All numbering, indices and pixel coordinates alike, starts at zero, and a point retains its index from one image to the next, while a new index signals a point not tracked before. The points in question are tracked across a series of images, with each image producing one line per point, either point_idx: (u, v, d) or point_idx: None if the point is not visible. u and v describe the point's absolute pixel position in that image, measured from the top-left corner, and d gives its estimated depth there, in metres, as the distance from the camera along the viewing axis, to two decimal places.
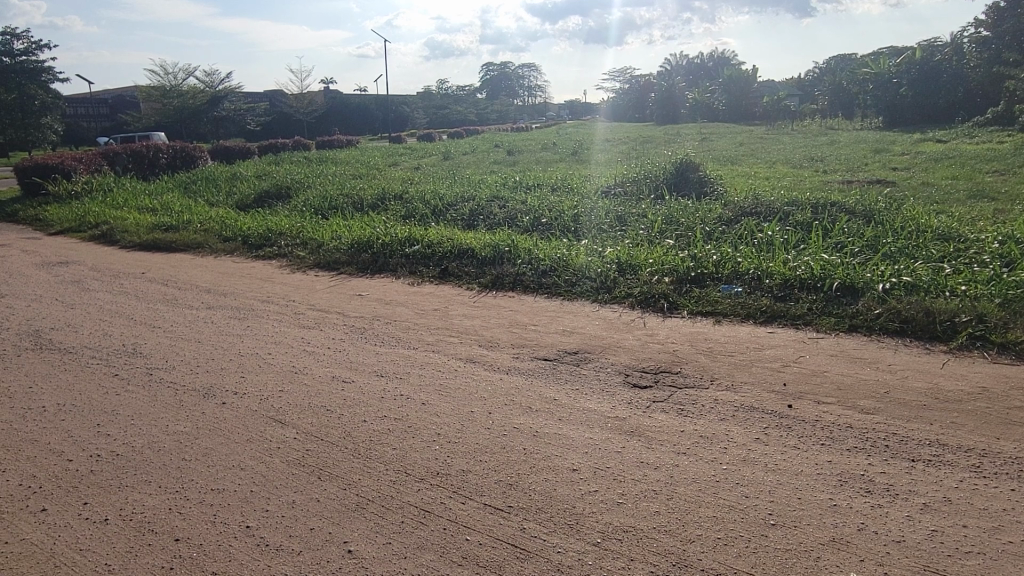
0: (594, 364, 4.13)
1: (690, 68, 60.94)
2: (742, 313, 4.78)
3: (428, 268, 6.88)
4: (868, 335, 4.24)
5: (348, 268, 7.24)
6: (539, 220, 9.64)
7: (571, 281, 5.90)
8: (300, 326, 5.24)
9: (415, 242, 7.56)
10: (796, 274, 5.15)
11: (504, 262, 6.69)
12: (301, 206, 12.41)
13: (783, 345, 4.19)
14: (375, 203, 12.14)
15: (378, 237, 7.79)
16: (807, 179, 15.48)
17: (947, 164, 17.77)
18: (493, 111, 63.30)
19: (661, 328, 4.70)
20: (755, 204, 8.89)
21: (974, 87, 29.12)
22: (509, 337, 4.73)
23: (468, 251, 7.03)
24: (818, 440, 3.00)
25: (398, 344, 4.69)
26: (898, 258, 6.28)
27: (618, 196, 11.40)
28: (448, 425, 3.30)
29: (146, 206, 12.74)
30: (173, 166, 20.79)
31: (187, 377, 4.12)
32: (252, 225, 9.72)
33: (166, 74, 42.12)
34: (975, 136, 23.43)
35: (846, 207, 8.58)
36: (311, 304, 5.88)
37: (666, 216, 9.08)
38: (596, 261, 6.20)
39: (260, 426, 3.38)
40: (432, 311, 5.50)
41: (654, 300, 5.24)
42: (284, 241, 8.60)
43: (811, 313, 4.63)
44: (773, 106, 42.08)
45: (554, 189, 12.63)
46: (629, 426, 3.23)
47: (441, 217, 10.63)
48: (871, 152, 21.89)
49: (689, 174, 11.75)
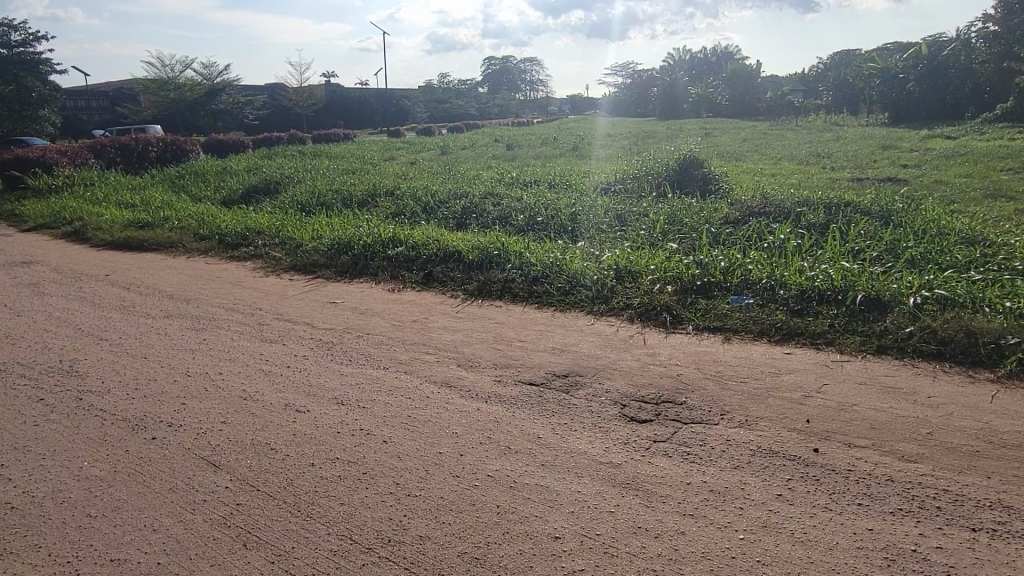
0: (586, 391, 3.60)
1: (694, 62, 60.19)
2: (754, 329, 4.26)
3: (411, 272, 6.36)
4: (902, 358, 3.72)
5: (325, 272, 6.71)
6: (534, 218, 9.13)
7: (565, 289, 5.38)
8: (260, 338, 4.71)
9: (398, 243, 7.04)
10: (814, 285, 4.63)
11: (493, 266, 6.16)
12: (287, 203, 11.91)
13: (804, 370, 3.66)
14: (364, 200, 11.63)
15: (359, 237, 7.26)
16: (815, 176, 14.93)
17: (959, 161, 17.20)
18: (494, 105, 62.77)
19: (663, 347, 4.16)
20: (764, 204, 8.38)
21: (983, 83, 28.46)
22: (492, 355, 4.20)
23: (455, 254, 6.50)
24: (854, 499, 2.48)
25: (367, 362, 4.16)
26: (921, 264, 5.77)
27: (619, 193, 10.88)
28: (410, 472, 2.78)
29: (126, 201, 12.23)
30: (165, 159, 20.20)
31: (119, 403, 3.59)
32: (232, 222, 9.21)
33: (163, 67, 41.57)
34: (985, 133, 22.84)
35: (860, 206, 8.06)
36: (278, 312, 5.35)
37: (668, 216, 8.57)
38: (593, 266, 5.68)
39: (188, 471, 2.86)
40: (409, 322, 4.97)
41: (655, 313, 4.72)
42: (262, 241, 8.08)
43: (832, 330, 4.11)
44: (777, 101, 41.47)
45: (552, 186, 12.10)
46: (625, 475, 2.71)
47: (433, 216, 10.12)
48: (879, 149, 21.36)
49: (693, 171, 11.22)
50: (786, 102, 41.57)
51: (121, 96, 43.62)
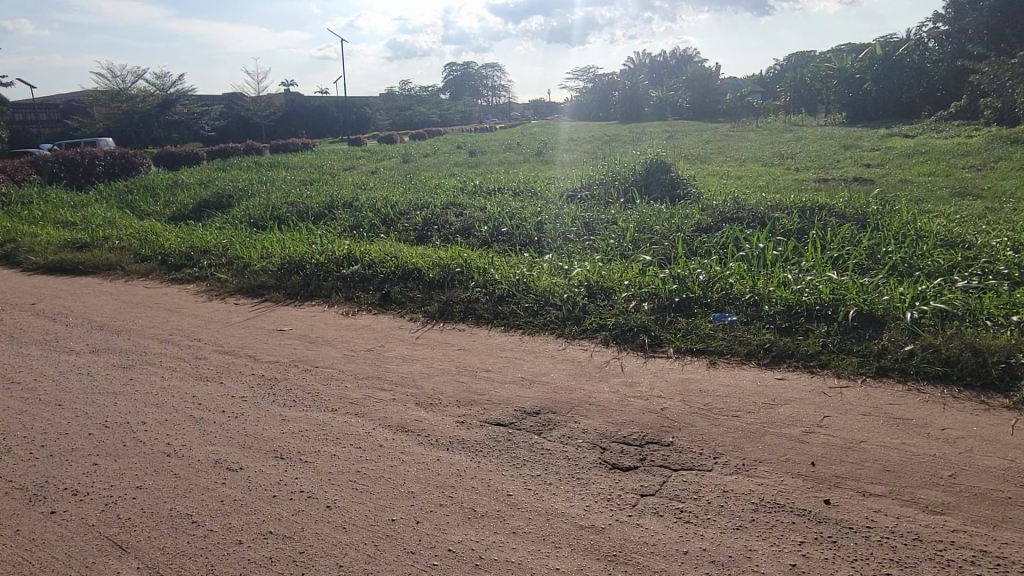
0: (560, 432, 3.19)
1: (654, 65, 60.44)
2: (741, 351, 3.90)
3: (368, 292, 5.91)
4: (905, 383, 3.38)
5: (274, 294, 6.22)
6: (499, 229, 8.74)
7: (532, 309, 4.98)
8: (195, 375, 4.21)
9: (354, 260, 6.58)
10: (801, 300, 4.30)
11: (456, 285, 5.74)
12: (239, 217, 11.35)
13: (800, 399, 3.30)
14: (321, 213, 11.12)
15: (311, 255, 6.78)
16: (781, 178, 14.80)
17: (922, 159, 17.21)
18: (456, 111, 62.34)
19: (643, 375, 3.78)
20: (736, 208, 8.08)
21: (936, 82, 28.81)
22: (454, 390, 3.77)
23: (414, 271, 6.07)
24: (881, 568, 2.11)
25: (314, 402, 3.70)
26: (906, 272, 5.51)
27: (586, 199, 10.55)
28: (356, 549, 2.34)
29: (66, 219, 11.54)
30: (114, 173, 19.33)
31: (19, 466, 3.07)
32: (176, 241, 8.65)
33: (114, 78, 40.38)
34: (942, 131, 23.04)
35: (835, 209, 7.80)
36: (217, 343, 4.85)
37: (638, 223, 8.25)
38: (563, 282, 5.29)
39: (88, 556, 2.38)
40: (363, 351, 4.52)
41: (632, 335, 4.34)
42: (207, 261, 7.54)
43: (825, 351, 3.77)
44: (737, 103, 41.75)
45: (516, 194, 11.72)
46: (610, 544, 2.30)
47: (393, 229, 9.67)
48: (840, 148, 21.41)
49: (661, 175, 10.92)
50: (746, 103, 41.84)
51: (69, 109, 42.27)
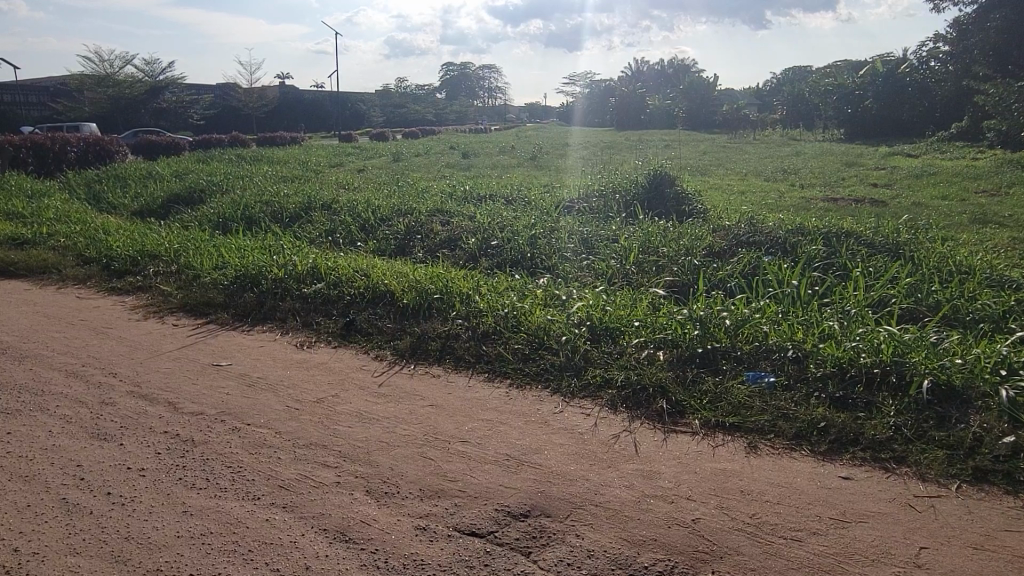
0: (558, 553, 2.33)
1: (652, 74, 59.67)
2: (788, 431, 3.05)
3: (329, 319, 5.03)
4: (1018, 496, 2.56)
5: (220, 314, 5.32)
6: (488, 242, 7.90)
7: (523, 353, 4.11)
8: (91, 431, 3.31)
9: (318, 277, 5.70)
10: (858, 361, 3.46)
11: (434, 314, 4.86)
12: (207, 216, 10.43)
13: (881, 517, 2.45)
14: (296, 215, 10.24)
15: (269, 268, 5.88)
16: (787, 195, 14.04)
17: (931, 181, 16.51)
18: (451, 111, 61.50)
19: (665, 459, 2.92)
20: (751, 231, 7.28)
21: (937, 102, 28.17)
22: (418, 472, 2.89)
23: (387, 295, 5.21)
24: None
25: (232, 484, 2.80)
26: (962, 321, 4.68)
27: (583, 212, 9.74)
28: None
29: (16, 210, 10.57)
30: (86, 161, 18.29)
31: None
32: (126, 242, 7.74)
33: (100, 62, 39.28)
34: (945, 152, 22.37)
35: (862, 237, 7.00)
36: (135, 382, 3.95)
37: (642, 242, 7.43)
38: (561, 319, 4.43)
39: None
40: (310, 403, 3.63)
41: (646, 397, 3.48)
42: (154, 268, 6.64)
43: (900, 438, 2.93)
44: (734, 115, 41.21)
45: (508, 202, 10.84)
46: None
47: (372, 238, 8.82)
48: (843, 165, 20.72)
49: (665, 189, 10.09)
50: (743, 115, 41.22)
51: (54, 91, 40.99)
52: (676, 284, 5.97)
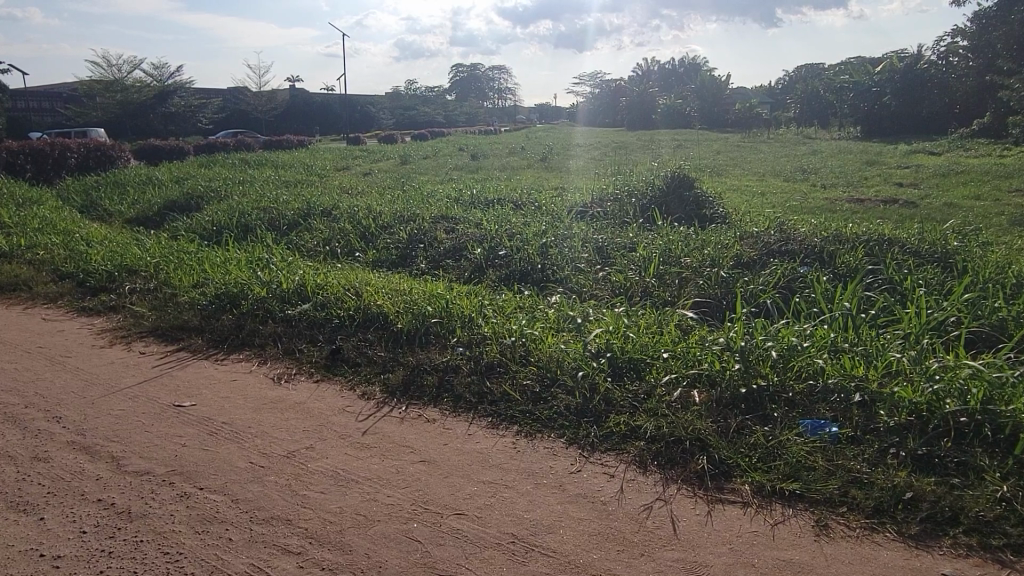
0: None
1: (663, 73, 58.87)
2: (866, 506, 2.44)
3: (313, 347, 4.45)
4: None
5: (193, 340, 4.75)
6: (495, 251, 7.32)
7: (533, 393, 3.51)
8: (9, 502, 2.73)
9: (305, 296, 5.13)
10: (944, 408, 2.84)
11: (432, 341, 4.27)
12: (201, 224, 9.92)
13: None
14: (294, 223, 9.72)
15: (251, 287, 5.32)
16: (809, 196, 13.40)
17: (960, 180, 15.79)
18: (461, 113, 61.01)
19: (713, 545, 2.31)
20: (782, 239, 6.66)
21: (958, 98, 27.32)
22: (399, 562, 2.29)
23: (380, 318, 4.63)
24: None
25: None
26: None
27: (597, 217, 9.17)
28: None
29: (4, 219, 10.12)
30: (86, 167, 17.87)
31: None
32: (107, 255, 7.21)
33: (108, 67, 39.09)
34: (968, 149, 21.60)
35: (906, 244, 6.34)
36: (79, 429, 3.38)
37: (663, 251, 6.82)
38: (577, 348, 3.83)
39: None
40: (279, 458, 3.04)
41: (683, 453, 2.87)
42: (131, 285, 6.10)
43: (1013, 518, 2.31)
44: (746, 114, 40.51)
45: (517, 207, 10.25)
46: None
47: (372, 247, 8.27)
48: (863, 164, 20.02)
49: (684, 192, 9.46)
50: (756, 114, 40.42)
51: (62, 96, 40.76)
52: (707, 303, 5.57)
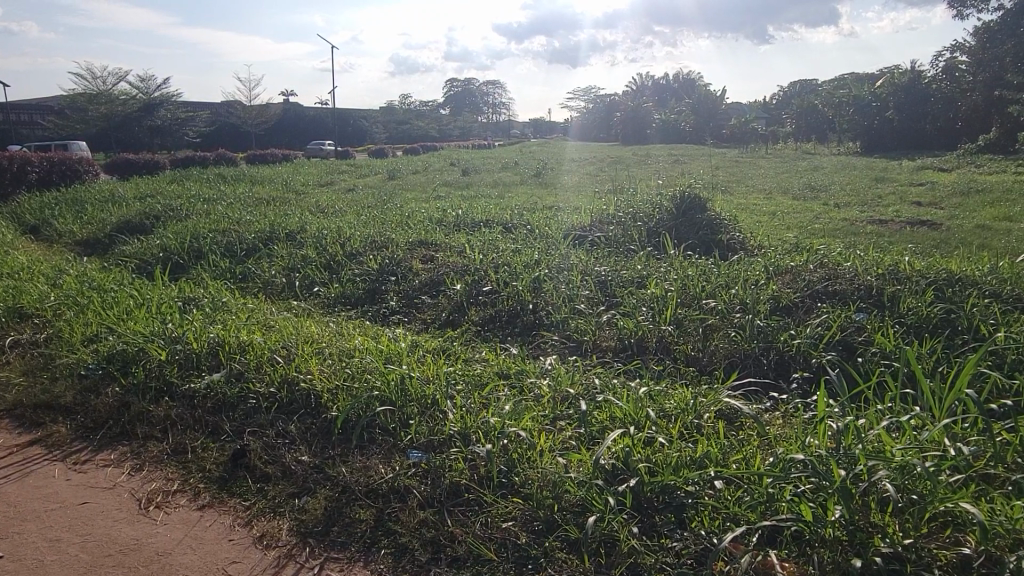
0: None
1: (657, 88, 58.03)
2: None
3: (215, 442, 3.20)
4: None
5: (58, 426, 3.48)
6: (478, 287, 6.08)
7: (520, 550, 2.27)
8: None
9: (218, 360, 3.86)
10: None
11: (375, 439, 3.02)
12: (148, 250, 8.64)
13: None
14: (253, 247, 8.46)
15: (150, 345, 4.03)
16: (825, 217, 12.23)
17: (981, 199, 14.65)
18: (455, 128, 59.98)
19: None
20: (828, 277, 5.44)
21: (963, 113, 26.34)
22: None
23: (310, 399, 3.37)
24: None
25: None
26: None
27: (595, 243, 7.98)
28: None
29: None
30: (50, 181, 16.54)
31: None
32: (8, 291, 5.94)
33: (93, 79, 37.85)
34: (981, 165, 20.48)
35: (982, 285, 5.11)
36: None
37: (681, 288, 5.58)
38: (582, 467, 2.58)
39: None
40: None
41: None
42: (15, 337, 4.82)
43: None
44: (745, 129, 39.54)
45: (507, 231, 9.00)
46: None
47: (335, 280, 7.03)
48: (872, 180, 18.92)
49: (696, 215, 8.23)
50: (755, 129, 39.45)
51: (45, 107, 39.42)
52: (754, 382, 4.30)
